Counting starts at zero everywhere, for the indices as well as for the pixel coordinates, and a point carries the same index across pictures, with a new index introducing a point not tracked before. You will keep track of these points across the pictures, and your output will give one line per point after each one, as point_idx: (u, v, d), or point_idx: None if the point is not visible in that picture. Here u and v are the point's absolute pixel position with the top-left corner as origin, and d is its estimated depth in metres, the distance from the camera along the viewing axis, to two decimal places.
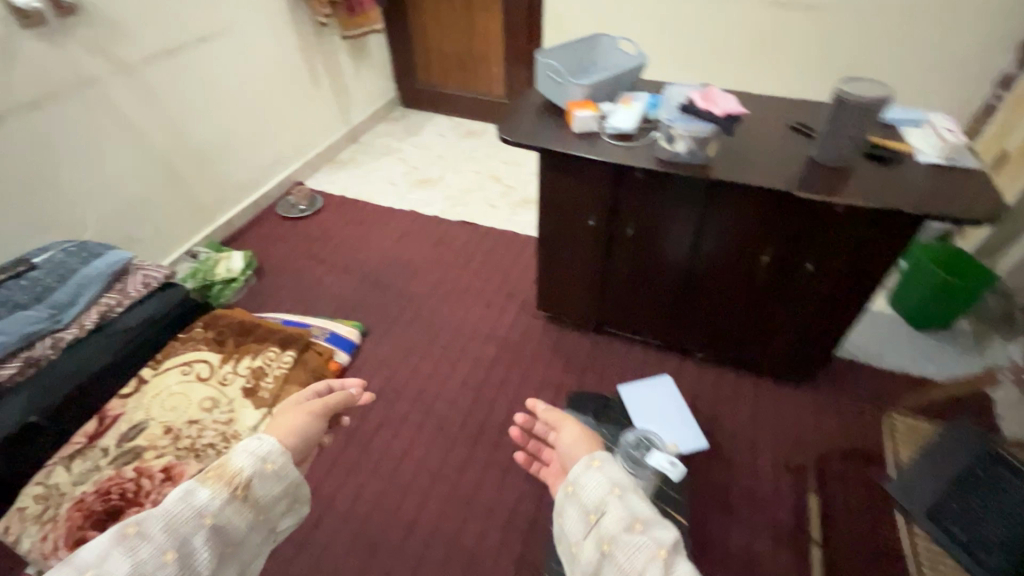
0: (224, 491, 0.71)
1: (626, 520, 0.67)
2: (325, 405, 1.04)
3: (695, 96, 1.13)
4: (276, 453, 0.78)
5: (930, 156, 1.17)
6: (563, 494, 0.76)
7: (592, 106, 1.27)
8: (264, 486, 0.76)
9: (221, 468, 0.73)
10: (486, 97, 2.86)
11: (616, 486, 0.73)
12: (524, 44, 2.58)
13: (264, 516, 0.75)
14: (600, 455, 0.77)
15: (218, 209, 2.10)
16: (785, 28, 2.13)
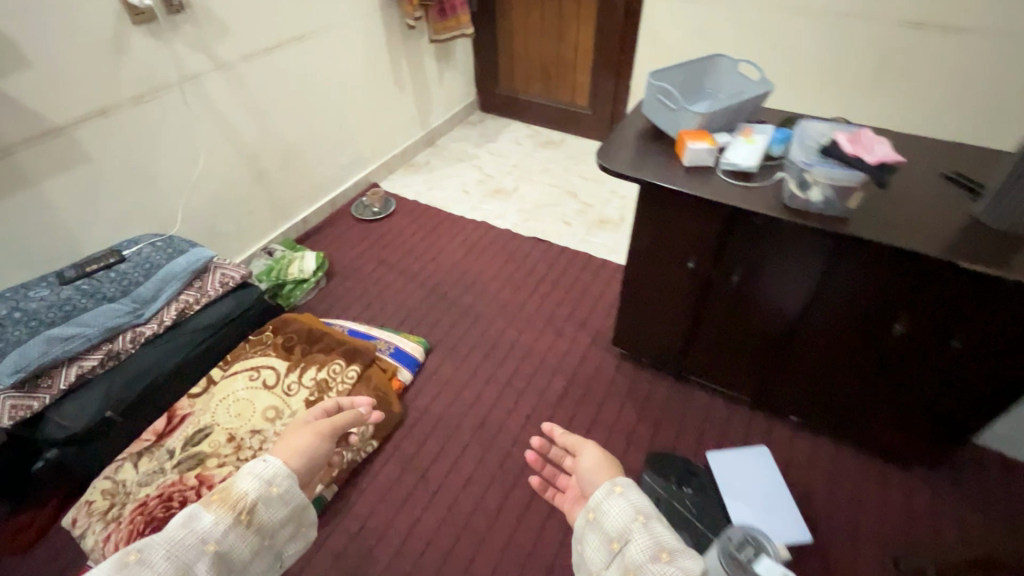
0: (228, 515, 0.73)
1: (652, 550, 0.77)
2: (334, 426, 1.04)
3: (840, 136, 0.96)
4: (281, 476, 0.79)
5: None
6: (587, 519, 0.86)
7: (708, 137, 1.13)
8: (270, 511, 0.77)
9: (224, 493, 0.75)
10: (568, 106, 2.75)
11: (639, 513, 0.83)
12: (615, 54, 2.45)
13: (268, 540, 0.77)
14: (622, 483, 0.87)
15: (296, 207, 2.10)
16: (918, 52, 1.89)
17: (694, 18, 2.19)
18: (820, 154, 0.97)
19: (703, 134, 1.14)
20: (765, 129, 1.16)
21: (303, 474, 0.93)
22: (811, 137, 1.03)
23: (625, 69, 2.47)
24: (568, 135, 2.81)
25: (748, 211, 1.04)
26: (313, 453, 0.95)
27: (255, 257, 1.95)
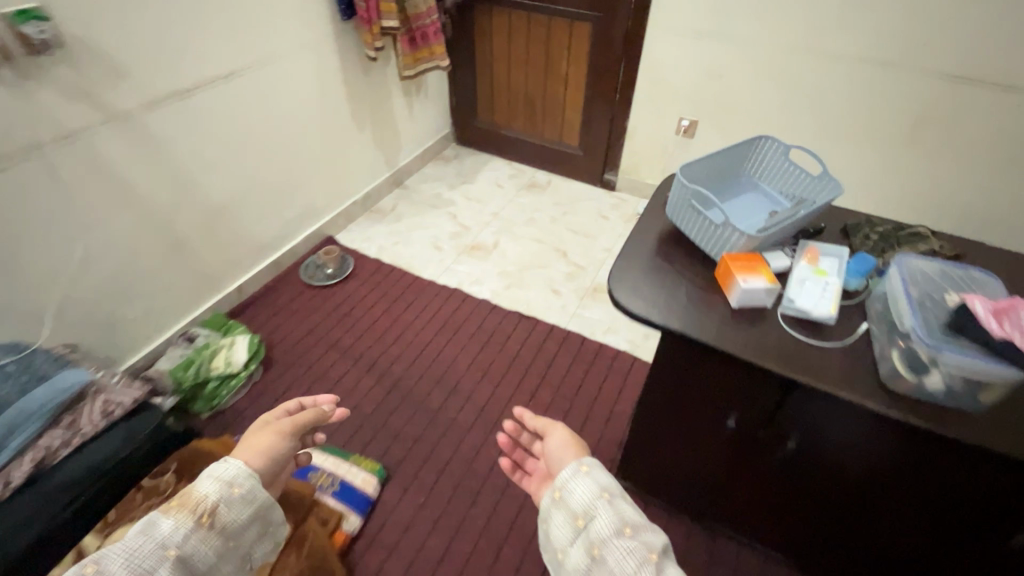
0: (189, 519, 0.67)
1: (616, 526, 0.72)
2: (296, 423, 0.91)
3: (977, 301, 0.66)
4: (243, 475, 0.74)
5: None
6: (550, 498, 0.80)
7: (765, 270, 0.81)
8: (233, 512, 0.71)
9: (185, 496, 0.69)
10: (555, 145, 2.43)
11: (603, 490, 0.78)
12: (611, 92, 2.14)
13: (233, 543, 0.71)
14: (587, 462, 0.81)
15: (230, 275, 1.73)
16: (965, 110, 1.62)
17: (702, 57, 1.90)
18: (943, 329, 0.67)
19: (756, 260, 0.83)
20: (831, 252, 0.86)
21: (263, 476, 0.83)
22: (920, 287, 0.72)
23: (621, 109, 2.17)
24: (554, 176, 2.49)
25: (831, 395, 0.72)
26: (278, 455, 0.85)
27: (172, 343, 1.57)
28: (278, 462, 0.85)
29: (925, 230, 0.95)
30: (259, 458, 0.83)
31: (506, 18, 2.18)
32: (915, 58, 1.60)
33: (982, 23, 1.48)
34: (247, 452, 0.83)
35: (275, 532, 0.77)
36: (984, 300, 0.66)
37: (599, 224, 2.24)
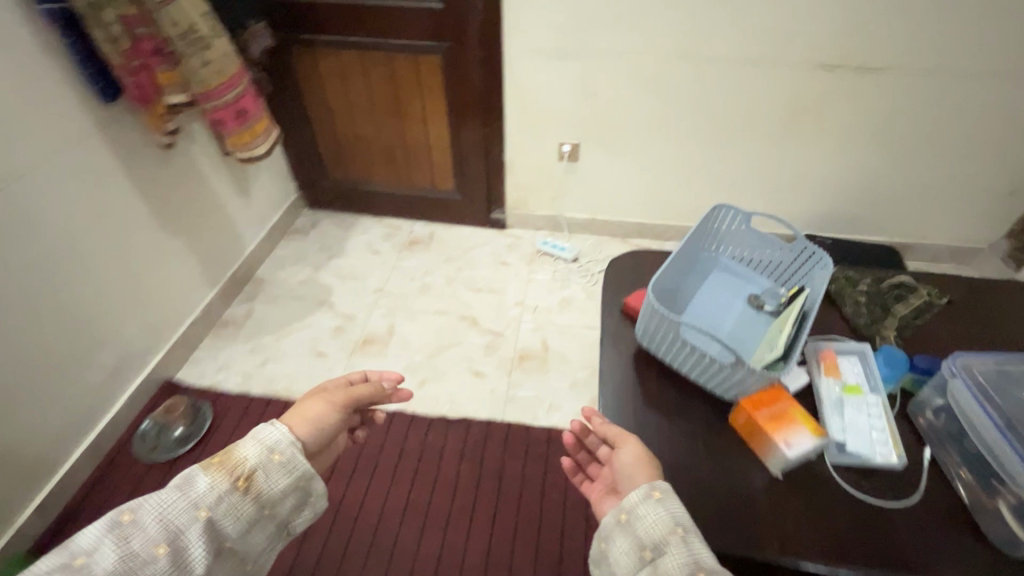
0: (225, 481, 0.68)
1: (688, 568, 0.55)
2: (351, 396, 0.94)
3: None
4: (286, 444, 0.74)
5: None
6: (613, 521, 0.63)
7: (807, 418, 0.68)
8: (271, 479, 0.71)
9: (226, 455, 0.70)
10: (428, 192, 2.12)
11: (680, 521, 0.60)
12: (476, 127, 1.88)
13: (267, 508, 0.71)
14: (662, 486, 0.63)
15: (19, 497, 1.22)
16: (831, 96, 1.62)
17: (568, 77, 1.72)
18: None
19: (782, 402, 0.70)
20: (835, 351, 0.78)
21: (312, 445, 0.86)
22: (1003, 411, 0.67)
23: (493, 143, 1.92)
24: (436, 226, 2.19)
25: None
26: (324, 427, 0.87)
27: None
28: (327, 433, 0.87)
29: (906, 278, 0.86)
30: (308, 428, 0.85)
31: (333, 61, 1.81)
32: (776, 53, 1.57)
33: (831, 11, 1.47)
34: (298, 419, 0.85)
35: (316, 503, 0.77)
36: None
37: (500, 272, 1.98)
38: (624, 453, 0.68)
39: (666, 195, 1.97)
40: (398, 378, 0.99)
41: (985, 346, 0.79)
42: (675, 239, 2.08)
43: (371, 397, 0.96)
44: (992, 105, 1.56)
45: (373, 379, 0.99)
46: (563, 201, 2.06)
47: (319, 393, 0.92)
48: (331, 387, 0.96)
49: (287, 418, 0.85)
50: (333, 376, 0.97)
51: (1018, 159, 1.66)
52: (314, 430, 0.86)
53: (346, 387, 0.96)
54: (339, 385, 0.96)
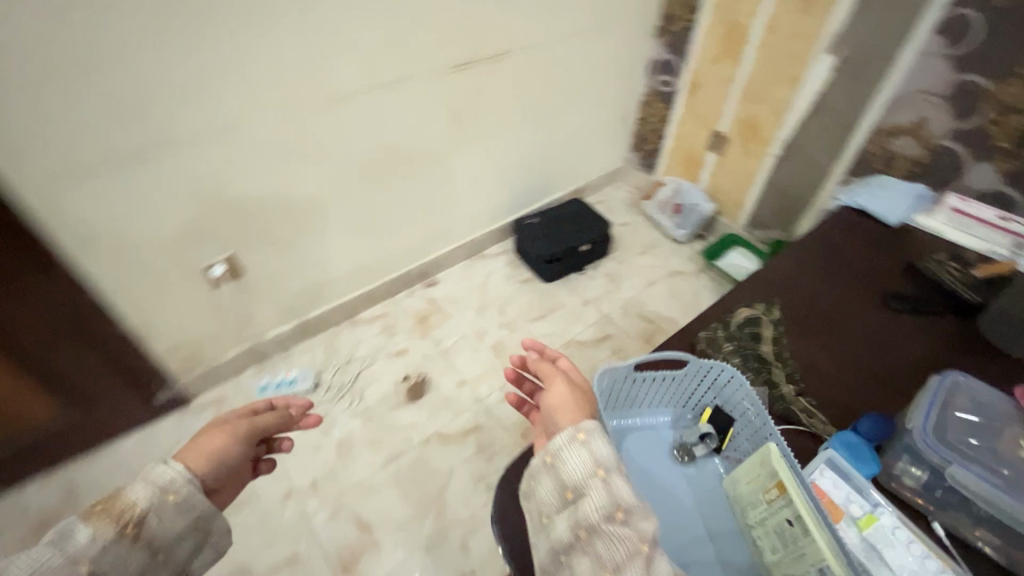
0: (110, 529, 0.53)
1: (607, 508, 0.50)
2: (258, 425, 0.75)
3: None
4: (183, 481, 0.59)
5: (1009, 255, 0.87)
6: (537, 465, 0.56)
7: None
8: (166, 522, 0.57)
9: (111, 501, 0.56)
10: (17, 437, 1.22)
11: (604, 464, 0.52)
12: (41, 317, 1.09)
13: (162, 555, 0.57)
14: (587, 426, 0.55)
15: None
16: (475, 92, 1.49)
17: (159, 185, 1.10)
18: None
19: None
20: (791, 438, 0.62)
21: (209, 488, 0.66)
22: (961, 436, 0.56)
23: (91, 319, 1.17)
24: (71, 468, 1.32)
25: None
26: (228, 463, 0.68)
27: None
28: (227, 472, 0.68)
29: (742, 310, 0.76)
30: (209, 466, 0.66)
31: None
32: (406, 68, 1.31)
33: (437, 11, 1.26)
34: (195, 453, 0.66)
35: (220, 544, 0.63)
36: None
37: None
38: (552, 392, 0.61)
39: (370, 253, 1.61)
40: (307, 404, 0.80)
41: (840, 330, 0.75)
42: (405, 288, 1.78)
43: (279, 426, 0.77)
44: (591, 55, 1.71)
45: (281, 407, 0.80)
46: (253, 323, 1.48)
47: (218, 424, 0.72)
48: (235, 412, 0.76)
49: (182, 457, 0.65)
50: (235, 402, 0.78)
51: (619, 92, 1.91)
52: (216, 470, 0.66)
53: (250, 417, 0.76)
54: (241, 413, 0.76)
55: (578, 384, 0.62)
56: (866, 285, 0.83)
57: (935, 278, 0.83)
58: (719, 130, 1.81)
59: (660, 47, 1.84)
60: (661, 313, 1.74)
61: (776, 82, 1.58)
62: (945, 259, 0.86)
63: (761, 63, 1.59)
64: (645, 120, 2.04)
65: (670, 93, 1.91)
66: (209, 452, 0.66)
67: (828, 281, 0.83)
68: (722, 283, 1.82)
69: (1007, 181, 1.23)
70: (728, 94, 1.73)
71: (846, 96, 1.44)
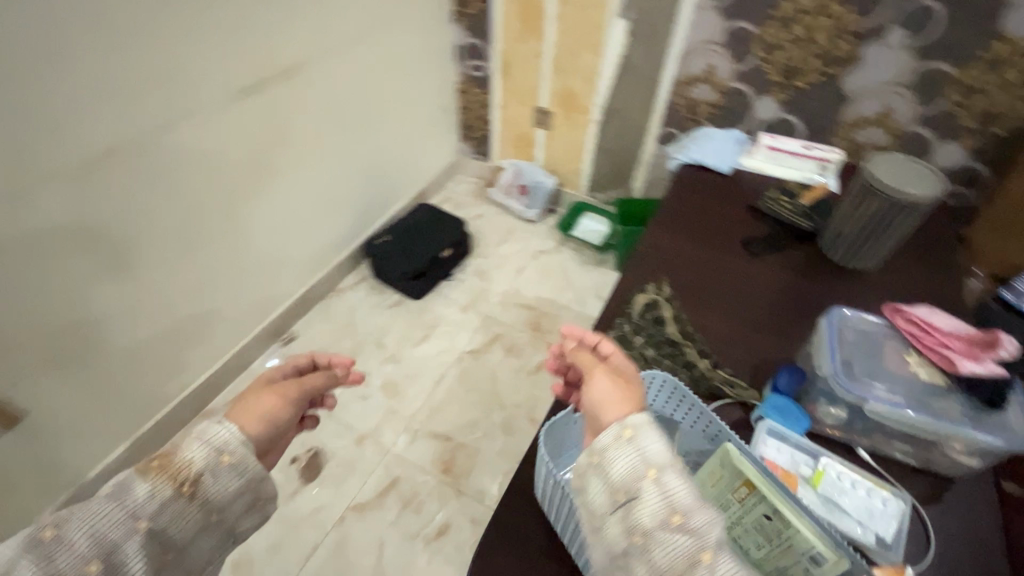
0: (167, 485, 0.47)
1: (667, 509, 0.45)
2: (307, 387, 0.62)
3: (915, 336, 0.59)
4: (239, 441, 0.51)
5: (817, 176, 0.99)
6: (579, 464, 0.51)
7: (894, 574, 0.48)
8: (222, 484, 0.50)
9: (166, 457, 0.49)
10: None
11: (655, 462, 0.48)
12: None
13: (217, 516, 0.50)
14: (638, 422, 0.50)
15: None
16: (276, 116, 1.28)
17: None
18: (952, 377, 0.56)
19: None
20: (726, 417, 0.62)
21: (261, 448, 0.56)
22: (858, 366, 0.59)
23: None
24: None
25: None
26: (278, 425, 0.57)
27: None
28: (277, 436, 0.58)
29: (639, 297, 0.75)
30: (258, 424, 0.56)
31: None
32: (181, 104, 1.06)
33: (197, 29, 1.03)
34: (246, 406, 0.57)
35: (272, 507, 0.55)
36: (906, 310, 0.61)
37: None
38: (595, 383, 0.55)
39: (200, 331, 1.33)
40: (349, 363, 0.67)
41: (723, 290, 0.79)
42: (261, 354, 1.53)
43: (329, 385, 0.64)
44: (394, 51, 1.58)
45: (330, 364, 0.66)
46: (62, 467, 1.14)
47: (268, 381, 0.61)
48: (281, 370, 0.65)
49: (234, 408, 0.56)
50: (279, 363, 0.65)
51: (434, 85, 1.82)
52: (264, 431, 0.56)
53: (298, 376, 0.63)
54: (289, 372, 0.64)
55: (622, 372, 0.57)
56: (726, 238, 0.88)
57: (775, 215, 0.91)
58: (541, 105, 1.83)
59: (462, 31, 1.78)
60: (540, 296, 1.73)
61: (581, 50, 1.63)
62: (778, 194, 0.95)
63: (563, 34, 1.63)
64: (467, 108, 1.99)
65: (484, 77, 1.87)
66: (255, 408, 0.56)
67: (697, 243, 0.87)
68: (585, 250, 1.87)
69: (786, 108, 1.42)
70: (539, 69, 1.75)
71: (645, 54, 1.54)
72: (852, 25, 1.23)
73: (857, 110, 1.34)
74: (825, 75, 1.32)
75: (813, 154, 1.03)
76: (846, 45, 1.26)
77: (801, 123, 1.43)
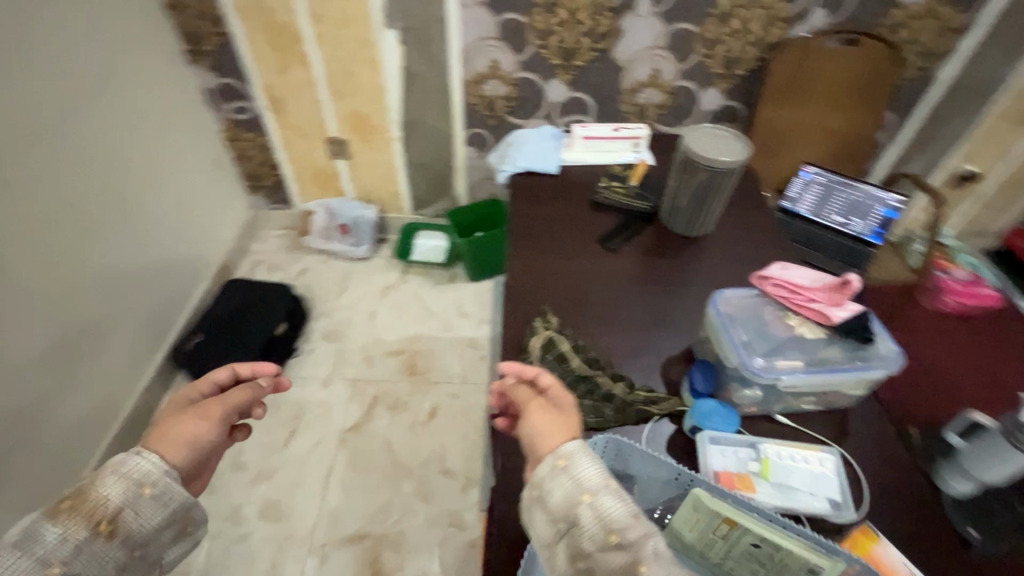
0: (82, 528, 0.44)
1: (601, 528, 0.43)
2: (227, 404, 0.62)
3: (785, 297, 0.63)
4: (162, 471, 0.50)
5: (633, 155, 1.03)
6: (525, 500, 0.50)
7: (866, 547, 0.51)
8: (144, 518, 0.48)
9: (79, 496, 0.46)
10: None
11: (589, 486, 0.46)
12: None
13: (140, 551, 0.47)
14: (568, 450, 0.48)
15: None
16: None
17: None
18: (829, 328, 0.60)
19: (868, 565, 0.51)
20: (663, 441, 0.60)
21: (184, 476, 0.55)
22: (755, 341, 0.61)
23: None
24: None
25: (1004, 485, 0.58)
26: (202, 449, 0.56)
27: None
28: (200, 461, 0.57)
29: (533, 340, 0.69)
30: (182, 448, 0.54)
31: None
32: None
33: None
34: (162, 435, 0.54)
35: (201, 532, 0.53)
36: (769, 276, 0.65)
37: None
38: (531, 420, 0.53)
39: None
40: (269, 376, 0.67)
41: (602, 302, 0.78)
42: None
43: (251, 398, 0.64)
44: (120, 117, 1.25)
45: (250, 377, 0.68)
46: None
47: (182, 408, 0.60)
48: (193, 393, 0.63)
49: (149, 440, 0.54)
50: (192, 383, 0.64)
51: (192, 141, 1.51)
52: (189, 455, 0.55)
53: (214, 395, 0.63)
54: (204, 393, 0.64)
55: (557, 407, 0.53)
56: (584, 240, 0.87)
57: (614, 203, 0.93)
58: (331, 135, 1.64)
59: (205, 73, 1.49)
60: (404, 336, 1.59)
61: (354, 70, 1.48)
62: (609, 181, 0.96)
63: (329, 57, 1.46)
64: (243, 156, 1.69)
65: (253, 118, 1.61)
66: (175, 432, 0.55)
67: (558, 257, 0.84)
68: (432, 270, 1.77)
69: (573, 87, 1.48)
70: (315, 97, 1.55)
71: (424, 62, 1.46)
72: (606, 2, 1.30)
73: (632, 77, 1.45)
74: (596, 50, 1.39)
75: (624, 132, 1.06)
76: (607, 20, 1.33)
77: (590, 98, 1.50)
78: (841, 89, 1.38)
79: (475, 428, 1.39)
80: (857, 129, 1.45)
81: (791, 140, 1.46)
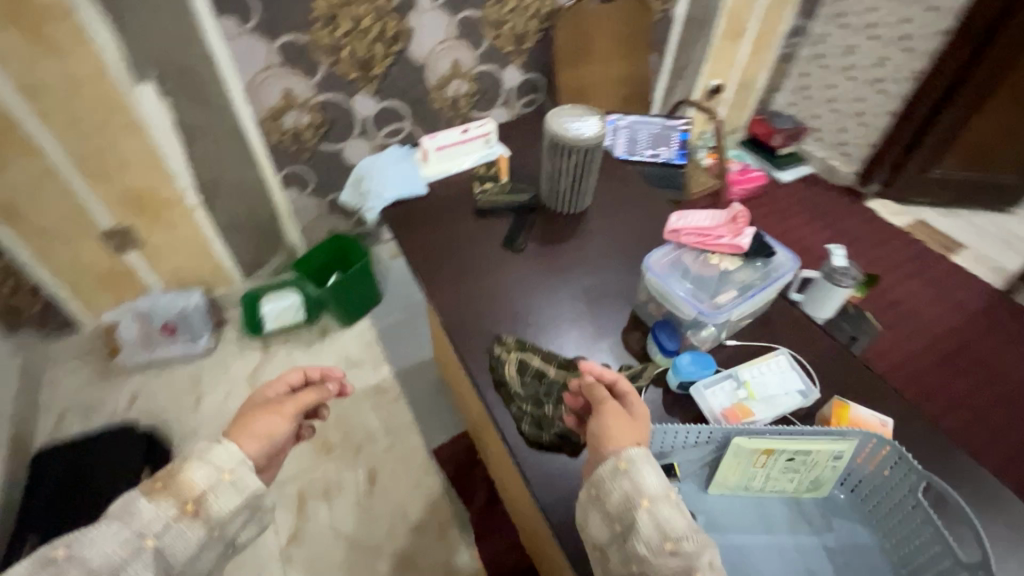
0: (171, 507, 0.53)
1: (660, 530, 0.46)
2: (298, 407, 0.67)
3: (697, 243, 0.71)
4: (238, 460, 0.58)
5: (486, 151, 1.03)
6: (579, 498, 0.52)
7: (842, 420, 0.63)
8: (224, 501, 0.56)
9: (171, 477, 0.55)
10: None
11: (647, 493, 0.48)
12: None
13: (219, 530, 0.56)
14: (630, 455, 0.50)
15: None
16: None
17: None
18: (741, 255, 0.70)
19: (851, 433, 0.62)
20: (661, 410, 0.64)
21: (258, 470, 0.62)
22: (694, 288, 0.69)
23: None
24: None
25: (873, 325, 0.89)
26: (273, 445, 0.63)
27: None
28: (271, 456, 0.63)
29: (504, 373, 0.69)
30: (256, 444, 0.61)
31: None
32: None
33: None
34: (243, 428, 0.62)
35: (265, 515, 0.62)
36: (677, 229, 0.73)
37: None
38: (602, 417, 0.54)
39: None
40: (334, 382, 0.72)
41: (538, 305, 0.78)
42: None
43: (320, 398, 0.70)
44: None
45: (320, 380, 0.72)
46: None
47: (259, 402, 0.67)
48: (274, 389, 0.69)
49: (232, 431, 0.62)
50: (271, 380, 0.70)
51: None
52: (262, 451, 0.62)
53: (290, 392, 0.69)
54: (281, 389, 0.69)
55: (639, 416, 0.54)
56: (488, 250, 0.86)
57: (496, 204, 0.92)
58: (105, 228, 1.31)
59: None
60: None
61: (109, 144, 1.19)
62: (479, 183, 0.95)
63: (67, 137, 1.14)
64: None
65: None
66: (251, 430, 0.62)
67: (474, 277, 0.82)
68: (298, 332, 1.57)
69: (380, 97, 1.40)
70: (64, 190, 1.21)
71: (200, 112, 1.23)
72: (387, 5, 1.24)
73: (435, 72, 1.43)
74: (391, 55, 1.33)
75: (469, 130, 1.04)
76: (392, 23, 1.27)
77: (401, 103, 1.44)
78: (615, 42, 1.55)
79: (423, 471, 1.31)
80: (635, 72, 1.65)
81: (591, 96, 1.60)
